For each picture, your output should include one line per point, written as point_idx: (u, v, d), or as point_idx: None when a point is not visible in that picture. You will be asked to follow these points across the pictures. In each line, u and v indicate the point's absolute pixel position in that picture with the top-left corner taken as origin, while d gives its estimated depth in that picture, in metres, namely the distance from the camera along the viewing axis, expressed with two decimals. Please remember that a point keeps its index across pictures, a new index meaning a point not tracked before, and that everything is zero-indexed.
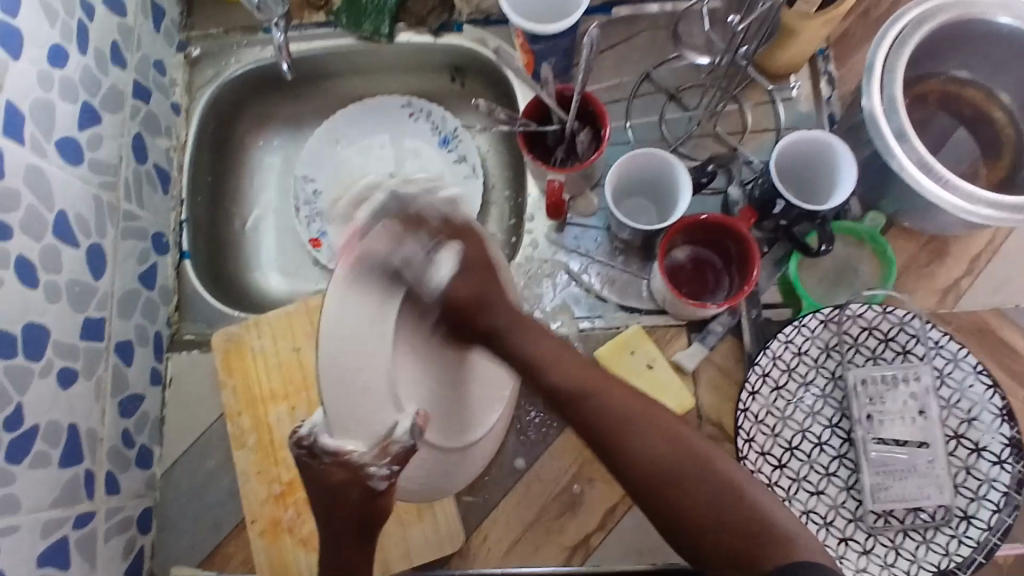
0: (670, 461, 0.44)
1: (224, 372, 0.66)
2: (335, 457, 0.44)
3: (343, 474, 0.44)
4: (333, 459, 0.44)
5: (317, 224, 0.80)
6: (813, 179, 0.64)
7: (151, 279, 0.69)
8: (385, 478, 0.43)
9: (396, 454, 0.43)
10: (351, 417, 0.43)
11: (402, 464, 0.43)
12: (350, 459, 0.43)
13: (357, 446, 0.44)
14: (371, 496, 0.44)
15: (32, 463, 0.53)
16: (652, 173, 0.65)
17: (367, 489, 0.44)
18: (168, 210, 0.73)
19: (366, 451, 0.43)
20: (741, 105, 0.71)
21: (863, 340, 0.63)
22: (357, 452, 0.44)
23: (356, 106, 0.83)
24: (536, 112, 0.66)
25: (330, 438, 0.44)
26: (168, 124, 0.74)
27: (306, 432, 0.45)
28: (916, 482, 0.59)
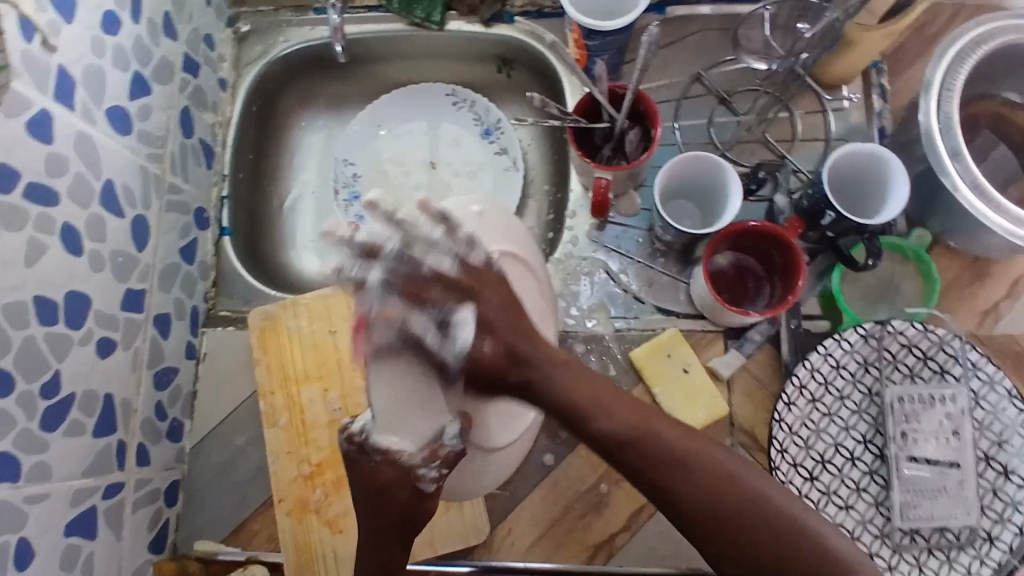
0: (743, 516, 0.39)
1: (259, 350, 0.66)
2: (384, 457, 0.45)
3: (391, 472, 0.45)
4: (384, 458, 0.45)
5: (355, 208, 0.80)
6: (866, 193, 0.63)
7: (191, 254, 0.69)
8: (434, 481, 0.45)
9: (445, 457, 0.45)
10: (400, 418, 0.45)
11: (450, 467, 0.45)
12: (399, 459, 0.45)
13: (406, 446, 0.45)
14: (417, 498, 0.46)
15: (67, 431, 0.53)
16: (700, 177, 0.65)
17: (416, 489, 0.45)
18: (210, 184, 0.73)
19: (416, 452, 0.45)
20: (793, 113, 0.70)
21: (902, 358, 0.62)
22: (407, 453, 0.45)
23: (401, 92, 0.83)
24: (587, 109, 0.66)
25: (380, 435, 0.46)
26: (214, 99, 0.74)
27: (356, 429, 0.46)
28: (945, 502, 0.59)
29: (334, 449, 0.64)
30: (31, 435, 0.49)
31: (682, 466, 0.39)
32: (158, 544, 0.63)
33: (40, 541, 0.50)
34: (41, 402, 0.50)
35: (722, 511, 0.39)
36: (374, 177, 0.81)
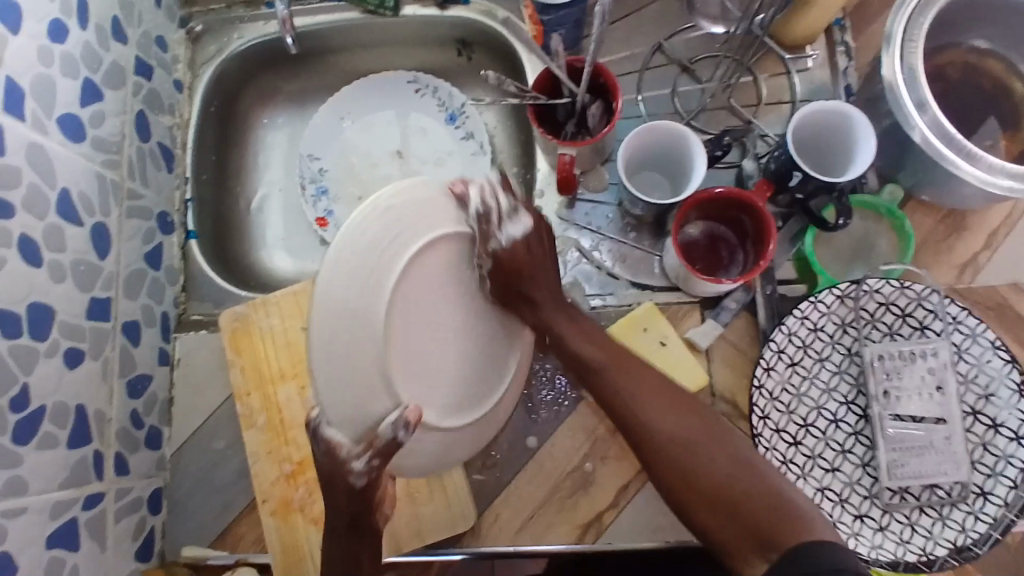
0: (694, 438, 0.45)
1: (233, 352, 0.65)
2: (326, 449, 0.42)
3: (328, 462, 0.42)
4: (325, 451, 0.42)
5: (324, 203, 0.79)
6: (833, 153, 0.63)
7: (157, 259, 0.68)
8: (365, 474, 0.41)
9: (379, 448, 0.41)
10: (341, 408, 0.41)
11: (385, 459, 0.42)
12: (337, 452, 0.41)
13: (344, 438, 0.41)
14: (357, 493, 0.43)
15: (39, 444, 0.52)
16: (666, 147, 0.64)
17: (351, 484, 0.42)
18: (173, 188, 0.72)
19: (351, 446, 0.41)
20: (756, 77, 0.69)
21: (880, 316, 0.62)
22: (344, 447, 0.41)
23: (362, 81, 0.81)
24: (546, 86, 0.65)
25: (328, 429, 0.41)
26: (171, 101, 0.73)
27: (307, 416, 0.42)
28: (933, 458, 0.58)
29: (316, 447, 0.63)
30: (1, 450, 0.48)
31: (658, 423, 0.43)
32: (144, 553, 0.62)
33: (20, 557, 0.49)
34: (11, 416, 0.49)
35: (674, 436, 0.45)
36: (341, 171, 0.80)
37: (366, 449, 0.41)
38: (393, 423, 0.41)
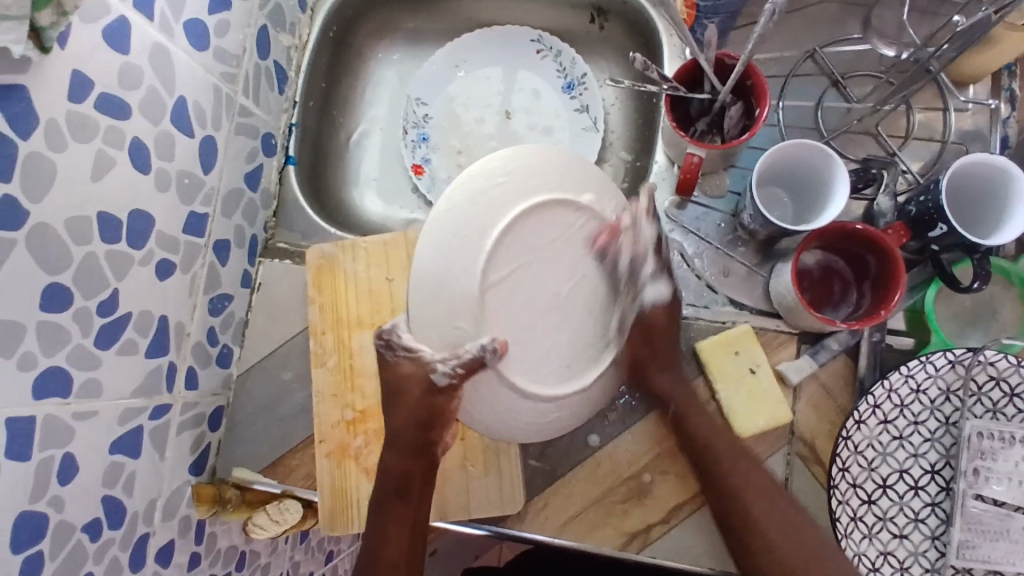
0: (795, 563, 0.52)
1: (314, 289, 0.65)
2: (408, 354, 0.49)
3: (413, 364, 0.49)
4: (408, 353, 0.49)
5: (422, 150, 0.77)
6: (980, 212, 0.58)
7: (255, 180, 0.67)
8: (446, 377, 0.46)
9: (464, 361, 0.45)
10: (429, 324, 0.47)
11: (466, 370, 0.46)
12: (420, 355, 0.48)
13: (427, 348, 0.48)
14: (431, 392, 0.50)
15: (120, 350, 0.52)
16: (801, 167, 0.60)
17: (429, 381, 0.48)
18: (281, 110, 0.71)
19: (436, 351, 0.47)
20: (910, 107, 0.64)
21: (987, 391, 0.57)
22: (428, 354, 0.47)
23: (481, 31, 0.78)
24: (688, 76, 0.60)
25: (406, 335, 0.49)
26: (293, 20, 0.70)
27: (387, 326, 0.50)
28: (1005, 547, 0.55)
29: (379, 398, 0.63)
30: (84, 351, 0.48)
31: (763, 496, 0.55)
32: (198, 467, 0.63)
33: (86, 458, 0.49)
34: (97, 319, 0.49)
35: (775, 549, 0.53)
36: (446, 120, 0.78)
37: (451, 356, 0.46)
38: (477, 343, 0.45)
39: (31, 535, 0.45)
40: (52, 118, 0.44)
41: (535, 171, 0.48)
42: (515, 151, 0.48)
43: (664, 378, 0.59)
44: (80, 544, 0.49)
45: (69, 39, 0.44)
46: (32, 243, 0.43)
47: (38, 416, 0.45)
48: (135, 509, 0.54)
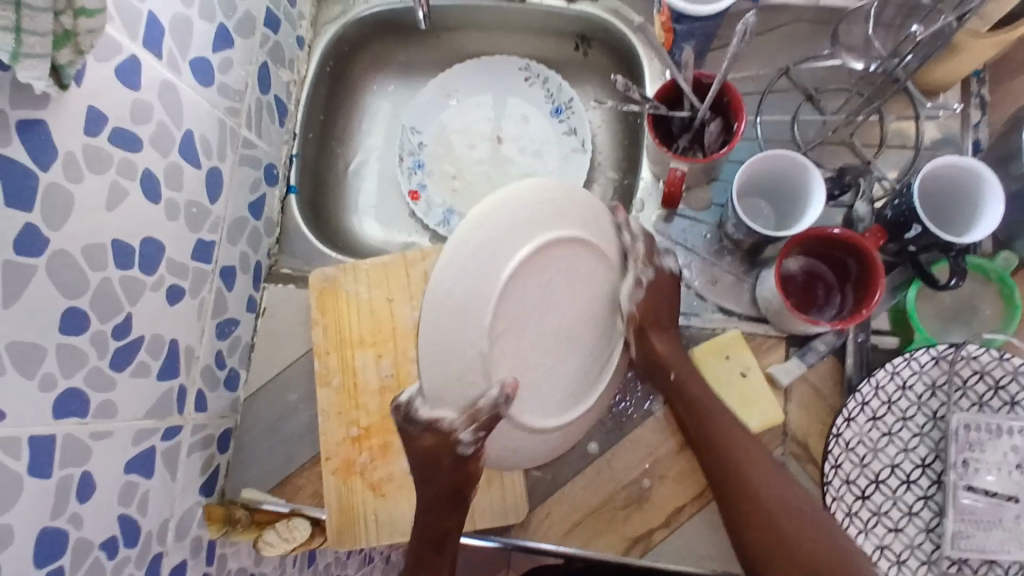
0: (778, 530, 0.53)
1: (318, 312, 0.67)
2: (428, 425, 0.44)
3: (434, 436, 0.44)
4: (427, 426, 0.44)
5: (418, 176, 0.80)
6: (954, 208, 0.61)
7: (259, 209, 0.70)
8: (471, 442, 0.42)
9: (482, 421, 0.42)
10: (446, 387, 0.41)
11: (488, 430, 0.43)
12: (440, 425, 0.43)
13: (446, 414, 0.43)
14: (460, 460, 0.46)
15: (133, 372, 0.54)
16: (780, 176, 0.63)
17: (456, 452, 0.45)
18: (282, 142, 0.74)
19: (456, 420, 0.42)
20: (883, 118, 0.67)
21: (972, 384, 0.59)
22: (448, 419, 0.43)
23: (472, 62, 0.82)
24: (669, 95, 0.64)
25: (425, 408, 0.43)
26: (292, 57, 0.74)
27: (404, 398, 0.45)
28: (1000, 536, 0.56)
29: (383, 415, 0.65)
30: (100, 373, 0.50)
31: (736, 474, 0.56)
32: (208, 488, 0.64)
33: (102, 476, 0.51)
34: (113, 342, 0.51)
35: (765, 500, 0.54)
36: (439, 146, 0.81)
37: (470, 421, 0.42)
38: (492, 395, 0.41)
39: (51, 550, 0.46)
40: (69, 151, 0.46)
41: (557, 212, 0.45)
42: (523, 186, 0.43)
43: (662, 342, 0.60)
44: (97, 561, 0.50)
45: (85, 77, 0.47)
46: (53, 270, 0.46)
47: (58, 435, 0.47)
48: (149, 527, 0.56)
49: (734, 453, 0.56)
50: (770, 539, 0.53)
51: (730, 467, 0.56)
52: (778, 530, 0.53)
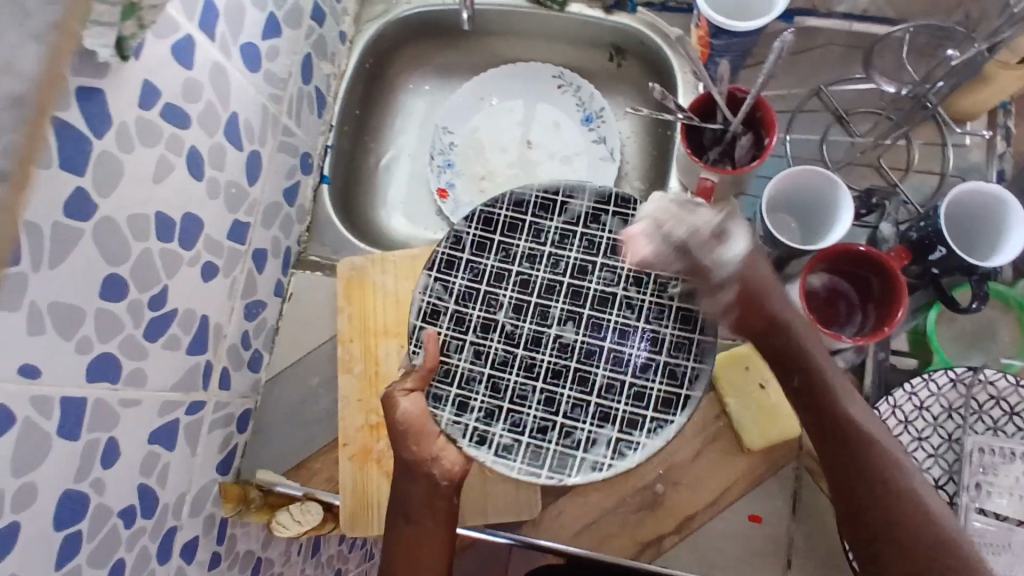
0: (845, 434, 0.53)
1: (344, 299, 0.68)
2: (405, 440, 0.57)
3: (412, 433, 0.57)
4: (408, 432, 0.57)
5: (447, 175, 0.82)
6: (979, 234, 0.61)
7: (293, 196, 0.72)
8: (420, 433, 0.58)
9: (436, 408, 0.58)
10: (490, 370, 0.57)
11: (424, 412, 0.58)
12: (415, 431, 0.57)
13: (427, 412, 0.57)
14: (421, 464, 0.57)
15: (164, 344, 0.55)
16: (809, 192, 0.64)
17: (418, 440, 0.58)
18: (318, 133, 0.75)
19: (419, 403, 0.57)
20: (911, 142, 0.68)
21: (988, 409, 0.59)
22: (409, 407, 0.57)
23: (506, 67, 0.84)
24: (703, 108, 0.65)
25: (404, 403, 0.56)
26: (334, 51, 0.76)
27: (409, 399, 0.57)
28: (1010, 561, 0.56)
29: None
30: (134, 341, 0.52)
31: (830, 393, 0.55)
32: (225, 467, 0.65)
33: (126, 443, 0.52)
34: (147, 312, 0.52)
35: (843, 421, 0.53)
36: (470, 146, 0.83)
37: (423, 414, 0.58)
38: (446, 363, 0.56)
39: (73, 512, 0.47)
40: (122, 122, 0.48)
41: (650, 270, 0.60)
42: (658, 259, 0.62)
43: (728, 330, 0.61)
44: (114, 528, 0.51)
45: (143, 51, 0.49)
46: (97, 236, 0.47)
47: (89, 399, 0.48)
48: (166, 500, 0.56)
49: (825, 369, 0.55)
50: (852, 461, 0.52)
51: (826, 391, 0.55)
52: (847, 448, 0.53)
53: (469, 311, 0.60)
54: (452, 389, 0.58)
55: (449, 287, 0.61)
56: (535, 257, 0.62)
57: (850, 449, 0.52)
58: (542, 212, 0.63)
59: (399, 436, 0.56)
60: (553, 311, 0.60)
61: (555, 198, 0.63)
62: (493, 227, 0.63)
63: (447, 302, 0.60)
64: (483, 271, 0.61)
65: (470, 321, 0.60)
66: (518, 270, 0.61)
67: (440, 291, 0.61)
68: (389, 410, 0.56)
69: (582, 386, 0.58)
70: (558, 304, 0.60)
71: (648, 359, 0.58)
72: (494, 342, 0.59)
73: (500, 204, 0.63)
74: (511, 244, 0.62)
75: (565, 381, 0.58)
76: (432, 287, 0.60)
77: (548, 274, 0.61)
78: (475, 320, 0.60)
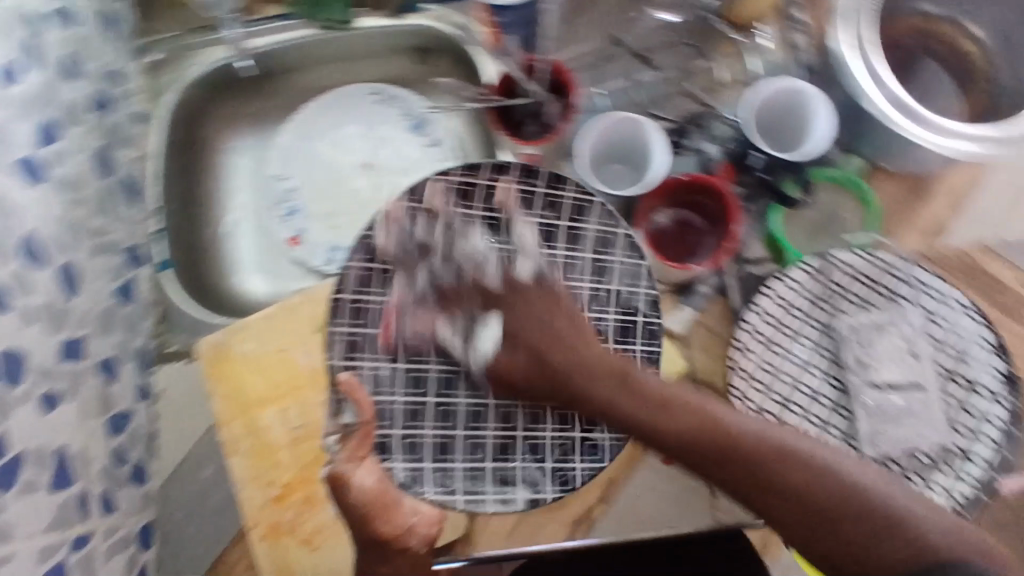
0: (701, 435, 0.47)
1: (212, 380, 0.64)
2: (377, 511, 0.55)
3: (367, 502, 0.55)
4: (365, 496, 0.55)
5: (296, 222, 0.79)
6: (785, 132, 0.66)
7: (129, 293, 0.68)
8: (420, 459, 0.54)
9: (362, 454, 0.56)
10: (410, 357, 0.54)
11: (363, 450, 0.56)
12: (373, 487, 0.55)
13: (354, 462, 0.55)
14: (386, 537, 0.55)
15: (22, 490, 0.50)
16: (626, 138, 0.66)
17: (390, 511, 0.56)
18: (141, 221, 0.72)
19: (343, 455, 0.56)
20: (711, 61, 0.70)
21: (849, 288, 0.62)
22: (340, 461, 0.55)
23: (323, 98, 0.81)
24: (505, 88, 0.66)
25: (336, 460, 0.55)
26: (133, 134, 0.73)
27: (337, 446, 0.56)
28: (910, 424, 0.59)
29: (301, 467, 0.63)
30: None
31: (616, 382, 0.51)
32: None
33: None
34: None
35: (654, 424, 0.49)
36: (310, 188, 0.80)
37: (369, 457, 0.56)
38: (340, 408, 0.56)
39: None
40: None
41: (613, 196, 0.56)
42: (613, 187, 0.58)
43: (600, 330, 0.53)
44: None
45: None
46: None
47: None
48: None
49: (606, 359, 0.52)
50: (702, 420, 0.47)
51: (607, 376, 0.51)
52: (694, 435, 0.47)
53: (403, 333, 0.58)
54: (396, 431, 0.58)
55: (366, 309, 0.58)
56: None
57: (719, 456, 0.46)
58: (464, 199, 0.59)
59: (363, 518, 0.55)
60: None
61: (477, 182, 0.59)
62: (414, 225, 0.58)
63: (367, 328, 0.58)
64: (411, 285, 0.58)
65: (402, 343, 0.58)
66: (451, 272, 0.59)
67: (355, 316, 0.57)
68: (343, 491, 0.55)
69: None
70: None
71: None
72: (400, 396, 0.58)
73: (381, 227, 0.58)
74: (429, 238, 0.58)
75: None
76: (345, 311, 0.57)
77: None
78: (407, 344, 0.58)
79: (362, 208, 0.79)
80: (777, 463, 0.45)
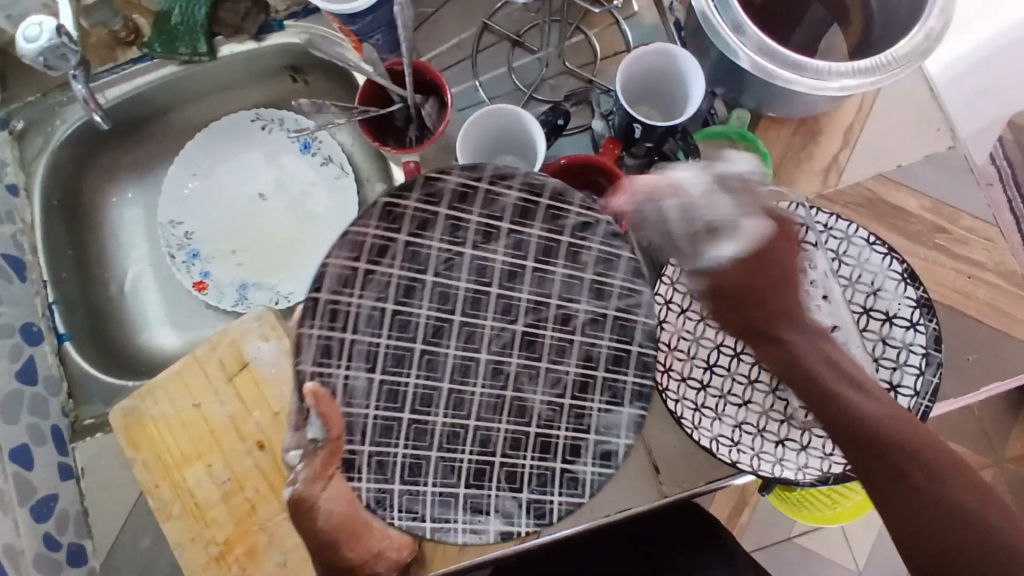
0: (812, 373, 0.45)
1: (130, 448, 0.63)
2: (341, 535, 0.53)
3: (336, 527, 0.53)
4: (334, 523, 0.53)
5: (198, 266, 0.77)
6: (663, 95, 0.64)
7: (31, 375, 0.66)
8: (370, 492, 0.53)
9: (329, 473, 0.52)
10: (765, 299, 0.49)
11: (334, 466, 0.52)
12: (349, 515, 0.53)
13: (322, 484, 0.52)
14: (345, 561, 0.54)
15: None
16: (508, 128, 0.63)
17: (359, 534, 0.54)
18: (31, 297, 0.69)
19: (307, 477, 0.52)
20: (587, 34, 0.68)
21: None
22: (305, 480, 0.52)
23: (203, 133, 0.78)
24: (373, 95, 0.62)
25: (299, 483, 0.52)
26: (8, 209, 0.69)
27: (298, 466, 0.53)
28: None
29: (235, 522, 0.61)
30: None
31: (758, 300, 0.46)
32: None
33: None
34: None
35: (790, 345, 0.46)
36: (208, 229, 0.77)
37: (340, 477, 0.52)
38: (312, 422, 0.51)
39: None
40: None
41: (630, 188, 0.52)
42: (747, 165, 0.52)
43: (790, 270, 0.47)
44: None
45: None
46: None
47: None
48: None
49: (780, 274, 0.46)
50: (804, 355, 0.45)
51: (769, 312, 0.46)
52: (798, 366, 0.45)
53: (378, 340, 0.55)
54: (365, 447, 0.54)
55: (343, 311, 0.53)
56: (452, 261, 0.55)
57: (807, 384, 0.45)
58: (460, 202, 0.54)
59: (330, 544, 0.53)
60: (478, 330, 0.56)
61: (477, 186, 0.54)
62: (399, 223, 0.53)
63: (342, 333, 0.53)
64: (392, 288, 0.54)
65: (382, 353, 0.55)
66: (434, 279, 0.55)
67: (331, 318, 0.53)
68: (310, 515, 0.52)
69: (518, 419, 0.56)
70: (488, 321, 0.56)
71: (581, 379, 0.55)
72: (374, 409, 0.55)
73: (368, 219, 0.53)
74: (422, 233, 0.54)
75: (502, 414, 0.56)
76: (323, 313, 0.52)
77: (469, 284, 0.56)
78: (387, 352, 0.55)
79: (265, 241, 0.77)
80: (892, 421, 0.41)
